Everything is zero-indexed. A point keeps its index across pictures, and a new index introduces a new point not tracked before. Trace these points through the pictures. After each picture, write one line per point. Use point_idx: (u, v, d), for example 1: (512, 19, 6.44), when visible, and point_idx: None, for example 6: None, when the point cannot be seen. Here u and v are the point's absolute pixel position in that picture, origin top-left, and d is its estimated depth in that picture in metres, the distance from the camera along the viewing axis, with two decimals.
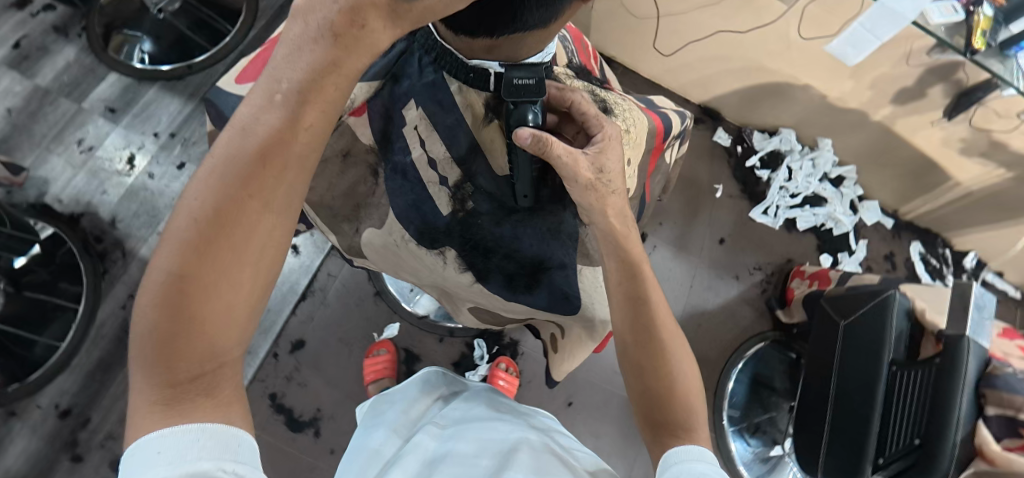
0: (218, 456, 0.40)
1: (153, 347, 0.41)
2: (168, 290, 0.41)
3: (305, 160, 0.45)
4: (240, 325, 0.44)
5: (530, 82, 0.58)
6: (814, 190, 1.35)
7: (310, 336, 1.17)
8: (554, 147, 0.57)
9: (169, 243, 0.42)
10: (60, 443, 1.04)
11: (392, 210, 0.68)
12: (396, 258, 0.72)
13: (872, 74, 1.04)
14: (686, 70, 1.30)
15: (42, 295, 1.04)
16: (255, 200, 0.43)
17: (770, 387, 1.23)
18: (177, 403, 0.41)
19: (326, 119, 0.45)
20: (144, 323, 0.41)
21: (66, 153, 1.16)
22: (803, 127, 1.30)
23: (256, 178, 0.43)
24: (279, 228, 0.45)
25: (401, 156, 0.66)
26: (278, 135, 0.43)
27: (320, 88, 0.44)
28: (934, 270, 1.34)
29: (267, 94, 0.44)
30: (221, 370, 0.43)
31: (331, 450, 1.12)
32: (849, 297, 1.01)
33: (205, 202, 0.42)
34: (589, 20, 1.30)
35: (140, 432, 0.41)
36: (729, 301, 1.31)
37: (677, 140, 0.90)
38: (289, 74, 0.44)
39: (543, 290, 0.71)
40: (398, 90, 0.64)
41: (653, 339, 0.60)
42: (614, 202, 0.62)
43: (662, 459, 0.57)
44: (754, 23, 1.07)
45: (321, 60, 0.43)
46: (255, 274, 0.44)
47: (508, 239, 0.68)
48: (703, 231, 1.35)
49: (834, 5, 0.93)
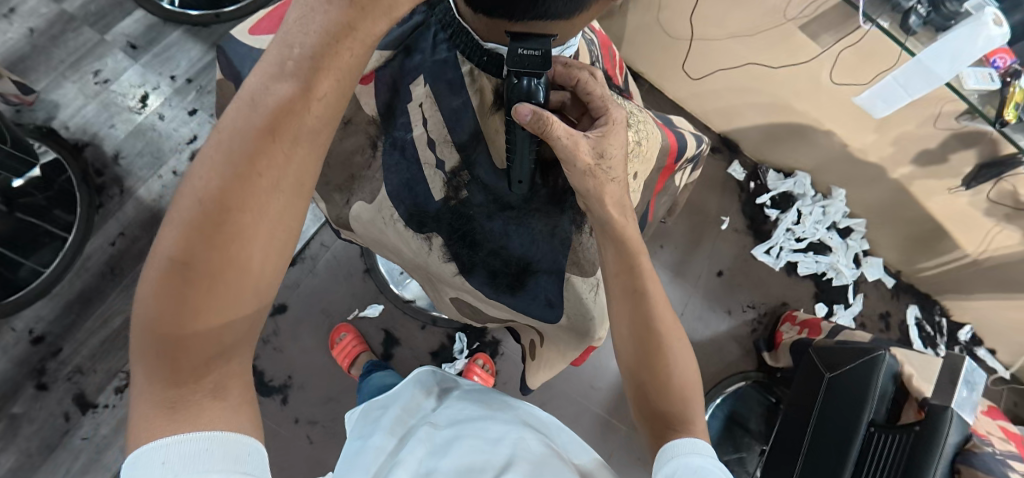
0: (229, 467, 0.40)
1: (158, 341, 0.40)
2: (172, 281, 0.39)
3: (317, 134, 0.43)
4: (248, 316, 0.42)
5: (535, 54, 0.54)
6: (820, 237, 1.33)
7: (294, 302, 1.16)
8: (553, 128, 0.56)
9: (172, 228, 0.40)
10: (28, 370, 1.04)
11: (384, 186, 0.66)
12: (379, 235, 0.70)
13: (896, 131, 1.03)
14: (712, 97, 1.29)
15: (33, 218, 1.04)
16: (264, 179, 0.40)
17: (744, 427, 1.22)
18: (182, 403, 0.41)
19: (341, 91, 0.43)
20: (148, 313, 0.40)
21: (81, 82, 1.15)
22: (820, 173, 1.28)
23: (264, 154, 0.40)
24: (291, 211, 0.42)
25: (402, 132, 0.65)
26: (289, 106, 0.41)
27: (334, 53, 0.41)
28: (928, 337, 1.31)
29: (275, 60, 0.41)
30: (228, 362, 0.43)
31: (296, 419, 1.11)
32: (839, 351, 1.01)
33: (211, 184, 0.39)
34: (622, 32, 1.29)
35: (147, 436, 0.40)
36: (717, 335, 1.30)
37: (690, 164, 0.89)
38: (301, 38, 0.41)
39: (526, 292, 0.69)
40: (408, 64, 0.64)
41: (650, 332, 0.61)
42: (613, 190, 0.61)
43: (660, 451, 0.59)
44: (786, 61, 1.05)
45: (338, 22, 0.41)
46: (265, 262, 0.41)
47: (498, 234, 0.67)
48: (702, 260, 1.34)
49: (870, 55, 0.92)
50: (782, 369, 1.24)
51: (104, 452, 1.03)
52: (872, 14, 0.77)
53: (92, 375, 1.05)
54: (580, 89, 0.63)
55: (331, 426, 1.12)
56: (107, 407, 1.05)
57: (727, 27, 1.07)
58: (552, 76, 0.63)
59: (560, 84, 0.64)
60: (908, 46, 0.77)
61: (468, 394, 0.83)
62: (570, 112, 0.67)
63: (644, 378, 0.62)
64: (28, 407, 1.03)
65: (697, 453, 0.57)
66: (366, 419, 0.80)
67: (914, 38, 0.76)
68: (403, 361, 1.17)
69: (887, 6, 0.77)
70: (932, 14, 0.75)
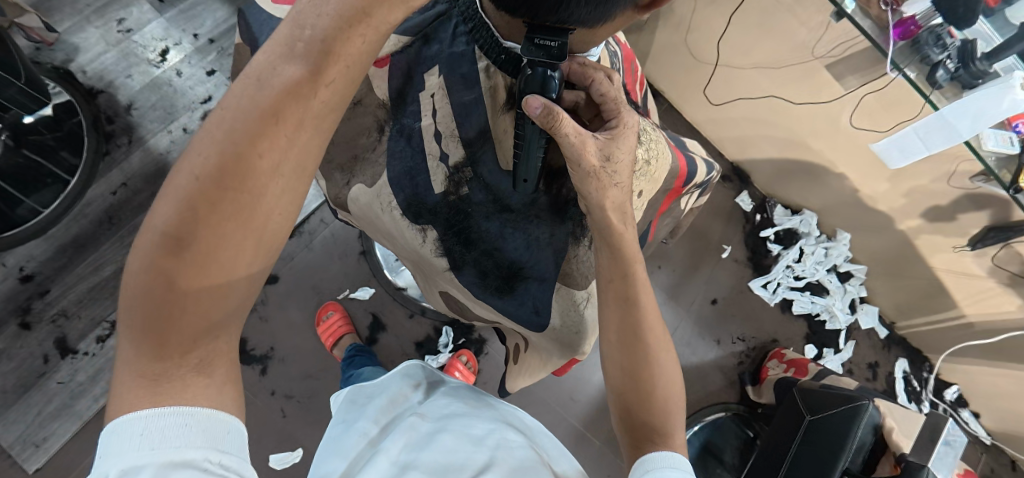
0: (207, 444, 0.40)
1: (146, 315, 0.40)
2: (163, 255, 0.39)
3: (321, 120, 0.42)
4: (239, 294, 0.42)
5: (552, 44, 0.53)
6: (819, 278, 1.32)
7: (286, 274, 1.16)
8: (563, 124, 0.56)
9: (168, 201, 0.39)
10: (13, 307, 1.04)
11: (386, 172, 0.66)
12: (376, 220, 0.70)
13: (909, 183, 1.02)
14: (730, 125, 1.28)
15: (38, 158, 1.03)
16: (265, 161, 0.40)
17: (718, 458, 1.21)
18: (166, 376, 0.40)
19: (349, 78, 0.42)
20: (137, 286, 0.40)
21: (104, 28, 1.15)
22: (827, 214, 1.27)
23: (265, 136, 0.39)
24: (288, 195, 0.41)
25: (410, 120, 0.65)
26: (295, 89, 0.40)
27: (345, 39, 0.41)
28: (913, 392, 1.30)
29: (285, 41, 0.41)
30: (216, 340, 0.42)
31: (272, 392, 1.11)
32: (825, 395, 1.01)
33: (209, 161, 0.39)
34: (648, 48, 1.29)
35: (130, 406, 0.39)
36: (703, 363, 1.29)
37: (697, 189, 0.88)
38: (313, 20, 0.41)
39: (514, 298, 0.69)
40: (425, 52, 0.64)
41: (639, 341, 0.61)
42: (615, 194, 0.61)
43: (639, 461, 0.60)
44: (808, 98, 1.05)
45: (353, 5, 0.40)
46: (258, 242, 0.41)
47: (494, 235, 0.67)
48: (697, 286, 1.34)
49: (893, 102, 0.91)
50: (764, 404, 1.25)
51: (77, 399, 1.03)
52: (899, 63, 0.77)
53: (75, 321, 1.05)
54: (593, 89, 0.62)
55: (307, 403, 1.12)
56: (87, 355, 1.05)
57: (753, 57, 1.07)
58: (567, 73, 0.62)
59: (574, 83, 0.63)
60: (932, 99, 0.76)
61: (455, 391, 0.82)
62: (583, 113, 0.66)
63: (628, 386, 0.62)
64: (9, 344, 1.03)
65: (675, 467, 0.57)
66: (352, 405, 0.79)
67: (939, 92, 0.75)
68: (387, 348, 1.17)
69: (916, 56, 0.75)
70: (961, 70, 0.72)
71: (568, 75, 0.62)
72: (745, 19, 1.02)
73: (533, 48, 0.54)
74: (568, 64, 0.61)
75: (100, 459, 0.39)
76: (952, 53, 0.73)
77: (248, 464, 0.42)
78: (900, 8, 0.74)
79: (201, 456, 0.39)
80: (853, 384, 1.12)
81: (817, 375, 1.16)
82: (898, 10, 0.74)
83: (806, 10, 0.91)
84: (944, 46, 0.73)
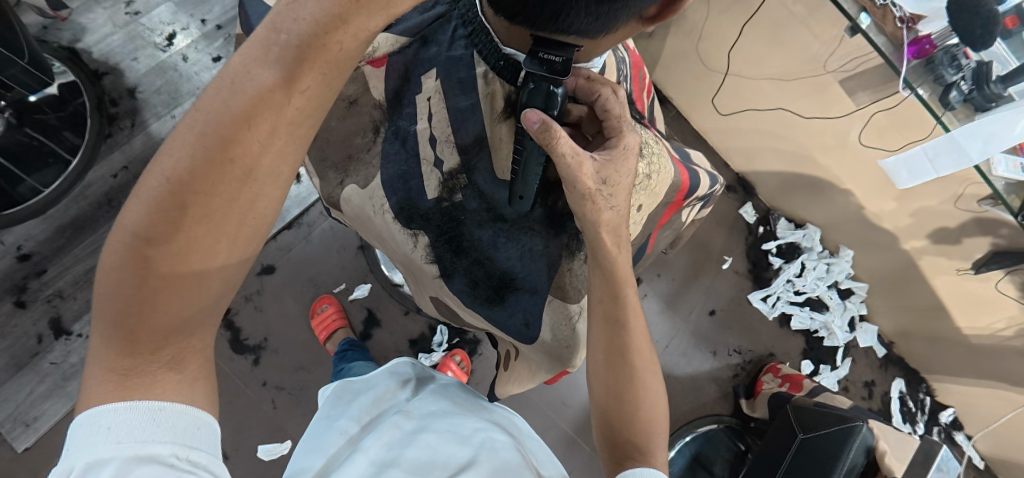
0: (175, 440, 0.39)
1: (116, 313, 0.39)
2: (133, 256, 0.38)
3: (297, 127, 0.41)
4: (211, 297, 0.41)
5: (556, 60, 0.54)
6: (819, 294, 1.30)
7: (282, 266, 1.16)
8: (559, 141, 0.54)
9: (139, 200, 0.39)
10: (10, 285, 1.04)
11: (380, 175, 0.66)
12: (367, 221, 0.70)
13: (917, 204, 1.01)
14: (737, 135, 1.27)
15: (39, 136, 1.03)
16: (236, 167, 0.39)
17: (707, 469, 1.21)
18: (136, 371, 0.40)
19: (326, 84, 0.41)
20: (107, 284, 0.39)
21: (112, 10, 1.15)
22: (831, 230, 1.26)
23: (238, 141, 0.39)
24: (263, 200, 0.41)
25: (406, 122, 0.64)
26: (267, 96, 0.39)
27: (322, 45, 0.39)
28: (908, 413, 1.29)
29: (260, 45, 0.39)
30: (189, 337, 0.42)
31: (263, 382, 1.11)
32: (818, 415, 1.02)
33: (180, 164, 0.38)
34: (658, 53, 1.28)
35: (99, 399, 0.39)
36: (697, 374, 1.28)
37: (700, 202, 0.87)
38: (290, 24, 0.39)
39: (503, 309, 0.68)
40: (423, 55, 0.63)
41: (624, 364, 0.62)
42: (609, 217, 0.59)
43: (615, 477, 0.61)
44: (816, 113, 1.04)
45: (330, 12, 0.38)
46: (232, 245, 0.40)
47: (486, 244, 0.66)
48: (696, 297, 1.32)
49: (904, 121, 0.90)
50: (757, 418, 1.23)
51: (69, 381, 1.03)
52: (912, 82, 0.76)
53: (71, 302, 1.05)
54: (599, 105, 0.62)
55: (298, 395, 1.12)
56: (81, 336, 1.05)
57: (765, 68, 1.05)
58: (574, 88, 0.62)
59: (581, 98, 0.63)
60: (944, 121, 0.75)
61: (444, 390, 0.82)
62: (586, 128, 0.66)
63: (611, 404, 0.64)
64: (4, 321, 1.03)
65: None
66: (338, 400, 0.78)
67: (951, 113, 0.74)
68: (381, 344, 1.17)
69: (931, 76, 0.75)
70: (973, 92, 0.71)
71: (575, 90, 0.62)
72: (758, 29, 1.00)
73: (536, 61, 0.54)
74: (576, 79, 0.62)
75: (66, 452, 0.38)
76: (966, 74, 0.71)
77: (219, 460, 0.41)
78: (916, 26, 0.73)
79: (167, 451, 0.39)
80: (847, 404, 1.12)
81: (811, 392, 1.16)
82: (914, 28, 0.73)
83: (819, 23, 0.90)
84: (959, 66, 0.71)
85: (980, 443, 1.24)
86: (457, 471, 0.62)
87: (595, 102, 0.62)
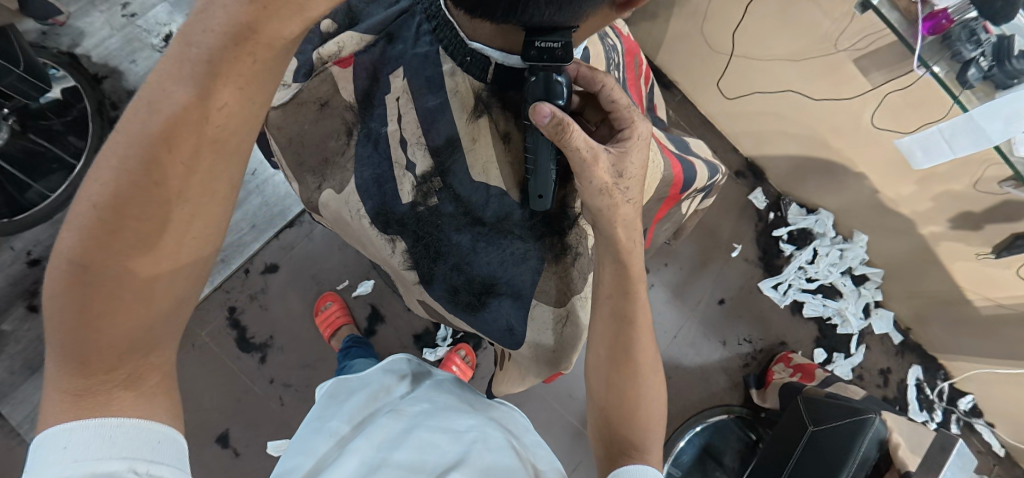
0: (132, 456, 0.39)
1: (64, 339, 0.40)
2: (73, 284, 0.40)
3: (222, 144, 0.42)
4: (157, 316, 0.42)
5: (556, 46, 0.53)
6: (832, 281, 1.27)
7: (285, 264, 1.16)
8: (571, 134, 0.56)
9: (73, 228, 0.40)
10: (21, 290, 1.06)
11: (354, 179, 0.69)
12: (346, 226, 0.73)
13: (935, 186, 0.96)
14: (748, 120, 1.23)
15: (42, 142, 1.06)
16: (162, 189, 0.40)
17: (717, 461, 1.19)
18: (89, 392, 0.41)
19: (246, 99, 0.42)
20: (52, 312, 0.41)
21: (108, 12, 1.14)
22: (843, 215, 1.22)
23: (161, 165, 0.40)
24: (199, 219, 0.42)
25: (377, 124, 0.68)
26: (183, 115, 0.40)
27: (234, 59, 0.40)
28: (925, 400, 1.26)
29: (175, 62, 0.40)
30: (144, 356, 0.43)
31: (270, 380, 1.13)
32: (830, 407, 0.99)
33: (105, 189, 0.40)
34: (662, 37, 1.24)
35: (55, 421, 0.39)
36: (706, 365, 1.26)
37: (700, 193, 0.90)
38: (200, 36, 0.39)
39: (484, 314, 0.72)
40: (390, 52, 0.67)
41: (627, 360, 0.63)
42: (625, 211, 0.62)
43: (609, 475, 0.60)
44: (828, 95, 0.99)
45: (238, 21, 0.39)
46: (176, 268, 0.42)
47: (465, 249, 0.70)
48: (703, 286, 1.30)
49: (919, 102, 0.85)
50: (768, 409, 1.20)
51: None
52: (927, 60, 0.72)
53: None
54: (603, 96, 0.63)
55: (304, 391, 1.13)
56: None
57: (772, 48, 1.02)
58: (576, 76, 0.63)
59: (583, 86, 0.64)
60: (961, 99, 0.71)
61: (441, 386, 0.82)
62: (589, 116, 0.68)
63: (609, 401, 0.64)
64: (16, 326, 1.05)
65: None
66: (332, 400, 0.78)
67: (969, 92, 0.70)
68: (384, 340, 1.17)
69: (947, 52, 0.70)
70: (994, 69, 0.67)
71: (577, 79, 0.62)
72: (764, 8, 0.96)
73: (534, 52, 0.54)
74: (577, 67, 0.62)
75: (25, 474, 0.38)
76: (986, 49, 0.67)
77: (182, 474, 0.41)
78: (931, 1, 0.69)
79: (125, 467, 0.39)
80: (860, 394, 1.09)
81: (824, 381, 1.13)
82: (929, 2, 0.69)
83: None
84: (979, 42, 0.67)
85: (1001, 430, 1.21)
86: (446, 471, 0.62)
87: (600, 91, 0.63)
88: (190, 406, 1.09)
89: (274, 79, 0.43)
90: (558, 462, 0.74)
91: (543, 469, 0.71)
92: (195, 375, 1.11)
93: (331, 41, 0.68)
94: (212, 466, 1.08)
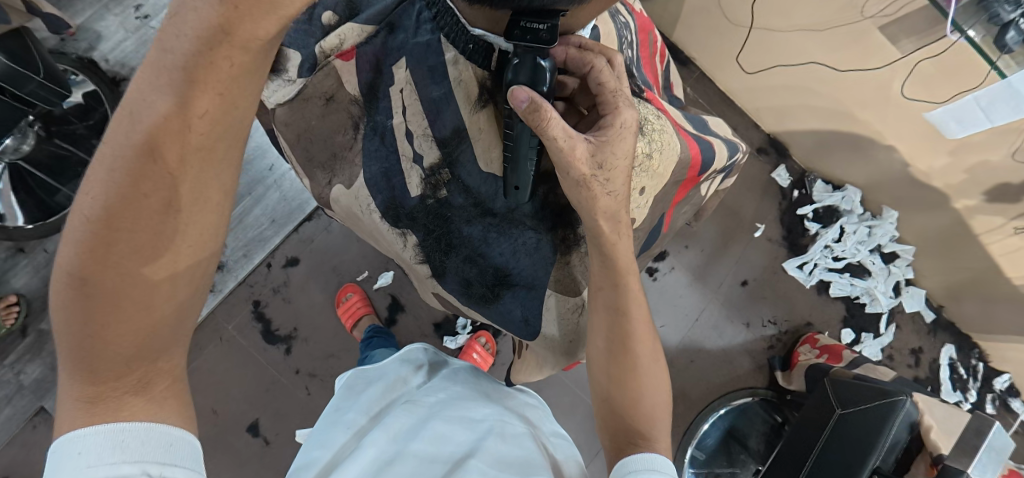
0: (145, 459, 0.41)
1: (73, 349, 0.42)
2: (74, 297, 0.41)
3: (208, 151, 0.42)
4: (160, 323, 0.43)
5: (540, 27, 0.52)
6: (860, 259, 1.23)
7: (305, 257, 1.18)
8: (548, 121, 0.55)
9: (70, 242, 0.41)
10: None
11: (363, 174, 0.69)
12: (358, 221, 0.74)
13: (971, 157, 0.92)
14: (768, 94, 1.19)
15: (67, 146, 1.09)
16: (152, 200, 0.41)
17: (742, 444, 1.18)
18: (101, 398, 0.42)
19: (228, 104, 0.42)
20: (58, 324, 0.42)
21: (122, 15, 1.16)
22: (872, 191, 1.18)
23: (147, 176, 0.41)
24: (194, 228, 0.43)
25: (383, 117, 0.68)
26: (165, 124, 0.40)
27: (210, 63, 0.40)
28: (959, 380, 1.22)
29: (153, 70, 0.40)
30: (153, 361, 0.44)
31: (296, 371, 1.15)
32: (857, 391, 0.96)
33: (97, 202, 0.40)
34: (678, 11, 1.20)
35: (69, 427, 0.41)
36: (729, 347, 1.24)
37: (719, 174, 0.88)
38: (174, 42, 0.39)
39: (498, 306, 0.73)
40: (391, 43, 0.66)
41: (628, 351, 0.62)
42: (606, 203, 0.61)
43: (618, 464, 0.59)
44: (854, 64, 0.95)
45: (211, 24, 0.39)
46: (175, 277, 0.43)
47: (477, 240, 0.70)
48: (726, 267, 1.27)
49: (951, 70, 0.80)
50: (793, 391, 1.18)
51: None
52: (962, 24, 0.68)
53: None
54: (592, 78, 0.61)
55: (329, 381, 1.16)
56: None
57: (794, 19, 0.97)
58: (565, 59, 0.62)
59: (572, 70, 0.63)
60: (1000, 64, 0.67)
61: (456, 375, 0.83)
62: (581, 102, 0.67)
63: (614, 392, 0.63)
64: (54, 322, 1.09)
65: (652, 470, 0.56)
66: (349, 391, 0.79)
67: (1008, 56, 0.66)
68: (406, 329, 1.19)
69: (984, 14, 0.65)
70: None
71: (566, 61, 0.62)
72: None
73: (518, 32, 0.52)
74: (566, 49, 0.61)
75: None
76: None
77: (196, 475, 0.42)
78: None
79: (138, 471, 0.40)
80: (890, 376, 1.06)
81: (852, 362, 1.10)
82: None
83: None
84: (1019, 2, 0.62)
85: None
86: (460, 462, 0.62)
87: (588, 73, 0.61)
88: (220, 397, 1.13)
89: (254, 80, 0.43)
90: (576, 451, 0.74)
91: (558, 455, 0.71)
92: (224, 367, 1.14)
93: (332, 33, 0.66)
94: (244, 453, 1.11)
